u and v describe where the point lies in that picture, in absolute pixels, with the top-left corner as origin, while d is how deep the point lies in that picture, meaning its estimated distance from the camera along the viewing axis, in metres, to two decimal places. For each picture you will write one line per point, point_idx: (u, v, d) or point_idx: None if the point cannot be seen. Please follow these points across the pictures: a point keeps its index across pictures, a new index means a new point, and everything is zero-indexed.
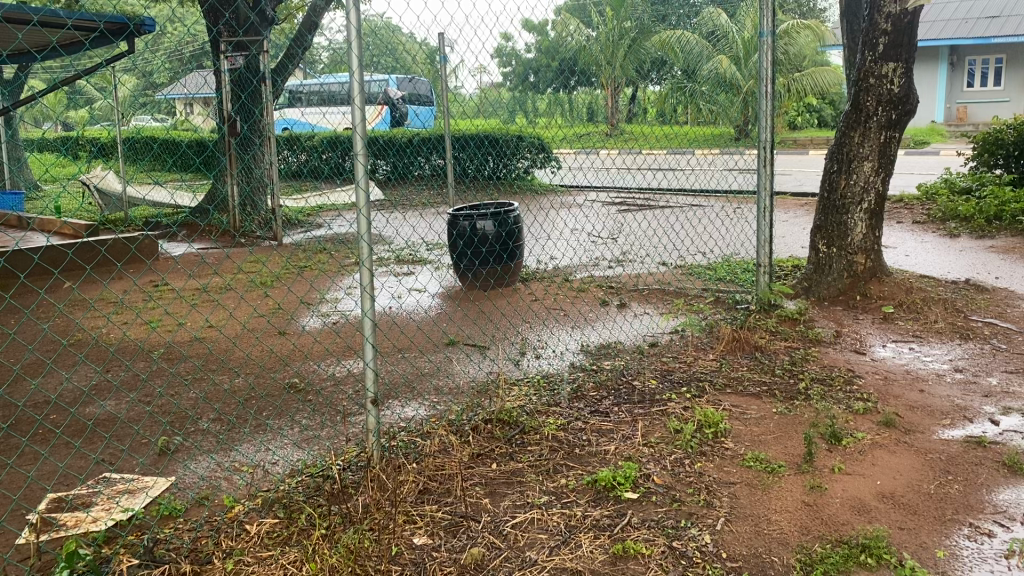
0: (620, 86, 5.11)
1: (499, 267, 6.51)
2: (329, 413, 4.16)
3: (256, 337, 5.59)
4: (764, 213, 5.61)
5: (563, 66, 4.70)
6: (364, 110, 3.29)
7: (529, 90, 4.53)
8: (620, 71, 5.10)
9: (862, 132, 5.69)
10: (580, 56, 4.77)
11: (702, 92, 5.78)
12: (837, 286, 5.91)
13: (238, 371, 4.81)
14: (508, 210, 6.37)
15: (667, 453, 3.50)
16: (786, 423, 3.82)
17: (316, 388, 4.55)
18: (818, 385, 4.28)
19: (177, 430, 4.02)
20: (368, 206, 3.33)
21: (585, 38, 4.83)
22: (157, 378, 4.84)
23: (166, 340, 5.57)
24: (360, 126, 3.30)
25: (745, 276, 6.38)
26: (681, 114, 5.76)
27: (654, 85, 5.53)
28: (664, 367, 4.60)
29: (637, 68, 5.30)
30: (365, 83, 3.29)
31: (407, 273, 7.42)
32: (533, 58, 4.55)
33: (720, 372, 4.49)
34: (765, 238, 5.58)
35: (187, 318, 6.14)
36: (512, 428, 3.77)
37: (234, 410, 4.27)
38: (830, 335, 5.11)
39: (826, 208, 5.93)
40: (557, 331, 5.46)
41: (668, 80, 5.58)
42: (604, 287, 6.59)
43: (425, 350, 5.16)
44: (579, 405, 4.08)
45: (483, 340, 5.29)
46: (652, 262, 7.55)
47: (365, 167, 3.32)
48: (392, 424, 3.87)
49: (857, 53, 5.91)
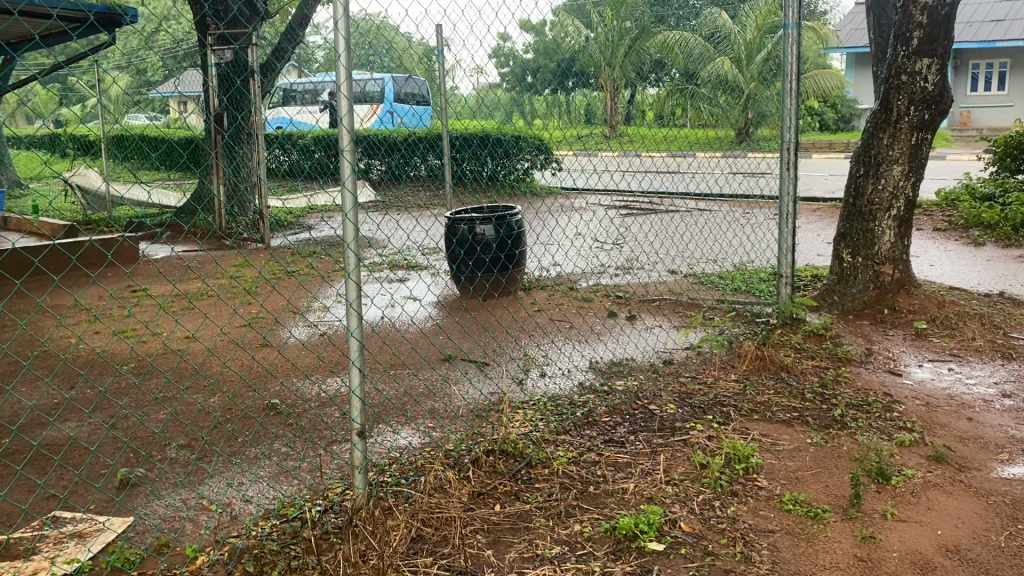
0: (620, 87, 4.65)
1: (499, 275, 6.10)
2: (312, 440, 3.73)
3: (234, 351, 5.15)
4: (786, 219, 5.21)
5: (571, 65, 4.28)
6: (352, 103, 2.87)
7: (528, 90, 4.09)
8: (621, 72, 4.63)
9: (892, 133, 5.28)
10: (578, 58, 4.32)
11: (703, 93, 5.25)
12: (863, 299, 5.50)
13: (214, 392, 4.37)
14: (509, 213, 5.98)
15: (694, 493, 3.08)
16: (824, 457, 3.40)
17: (297, 411, 4.13)
18: (855, 412, 3.87)
19: (139, 460, 3.58)
20: (355, 210, 2.91)
21: (584, 38, 4.38)
22: (125, 396, 4.39)
23: (137, 352, 5.13)
24: (348, 120, 2.87)
25: (763, 287, 5.98)
26: (680, 116, 5.18)
27: (652, 88, 4.94)
28: (684, 389, 4.17)
29: (637, 70, 4.76)
30: (351, 75, 2.87)
31: (402, 279, 7.03)
32: (532, 57, 4.09)
33: (745, 396, 4.07)
34: (786, 246, 5.19)
35: (162, 328, 5.71)
36: (517, 462, 3.35)
37: (207, 436, 3.83)
38: (860, 353, 4.71)
39: (851, 214, 5.52)
40: (563, 346, 5.05)
41: (667, 83, 5.00)
42: (611, 297, 6.18)
43: (418, 366, 4.75)
44: (592, 433, 3.66)
45: (482, 356, 4.88)
46: (659, 269, 7.15)
47: (354, 164, 2.89)
48: (381, 455, 3.44)
49: (887, 50, 5.50)
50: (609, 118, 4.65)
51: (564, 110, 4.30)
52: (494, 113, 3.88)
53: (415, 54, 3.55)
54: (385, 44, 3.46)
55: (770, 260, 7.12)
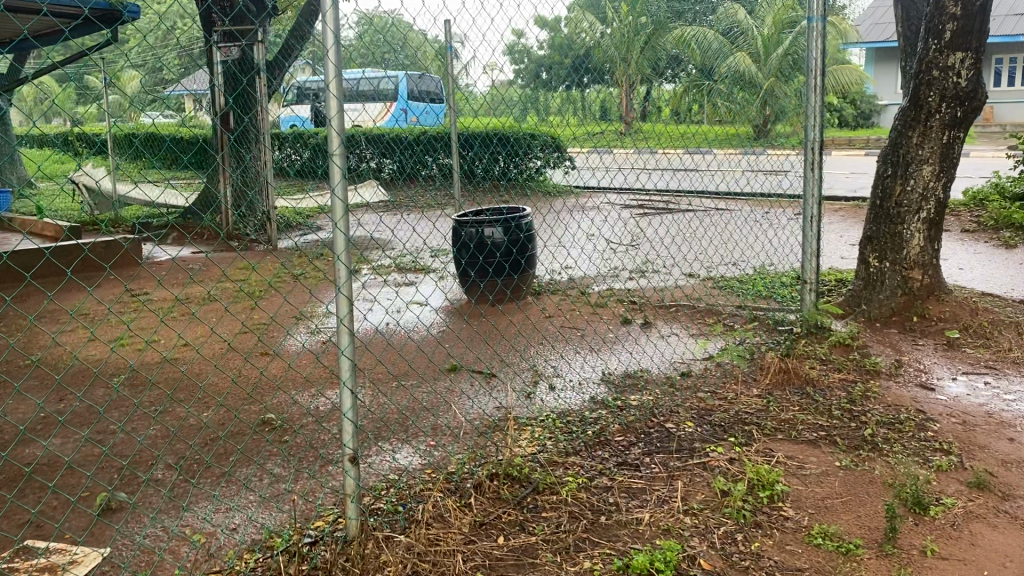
0: (636, 85, 4.39)
1: (508, 280, 5.86)
2: (306, 459, 3.52)
3: (232, 360, 4.95)
4: (811, 221, 4.94)
5: (587, 63, 4.04)
6: (342, 102, 2.63)
7: (542, 88, 3.85)
8: (637, 68, 4.36)
9: (922, 132, 5.01)
10: (593, 53, 4.07)
11: (721, 90, 4.95)
12: (890, 305, 5.23)
13: (208, 406, 4.18)
14: (519, 216, 5.74)
15: (714, 524, 2.85)
16: (855, 483, 3.16)
17: (293, 426, 3.92)
18: (886, 431, 3.61)
19: (125, 480, 3.38)
20: (347, 216, 2.68)
21: (599, 33, 4.10)
22: (117, 409, 4.19)
23: (134, 361, 4.94)
24: (337, 122, 2.64)
25: (784, 293, 5.73)
26: (696, 113, 4.89)
27: (668, 84, 4.66)
28: (702, 405, 3.93)
29: (653, 65, 4.50)
30: (342, 72, 2.63)
31: (409, 283, 6.83)
32: (546, 55, 3.86)
33: (768, 413, 3.83)
34: (811, 250, 4.95)
35: (161, 334, 5.53)
36: (523, 487, 3.12)
37: (197, 455, 3.63)
38: (890, 365, 4.44)
39: (878, 216, 5.25)
40: (575, 356, 4.83)
41: (684, 79, 4.72)
42: (625, 302, 5.94)
43: (422, 377, 4.52)
44: (604, 454, 3.43)
45: (490, 366, 4.66)
46: (675, 273, 6.89)
47: (344, 167, 2.66)
48: (378, 477, 3.23)
49: (916, 44, 5.22)
50: (624, 114, 4.41)
51: (577, 109, 4.06)
52: (505, 113, 3.67)
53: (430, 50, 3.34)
54: (391, 39, 3.23)
55: (790, 263, 6.86)
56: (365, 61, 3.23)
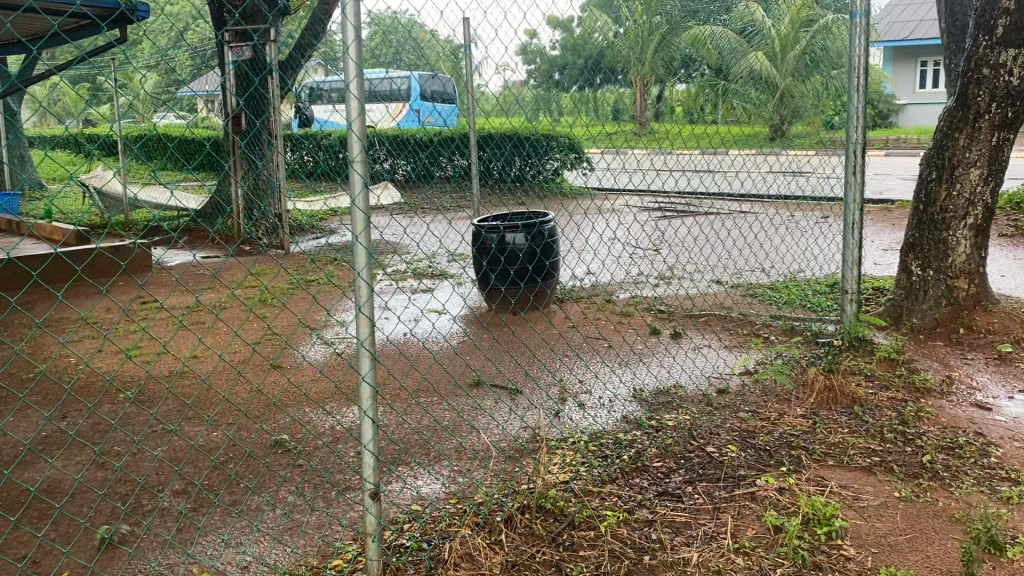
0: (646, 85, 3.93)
1: (530, 288, 5.60)
2: (324, 485, 3.30)
3: (242, 374, 4.73)
4: (852, 228, 4.69)
5: (619, 65, 3.76)
6: (363, 104, 2.38)
7: (553, 89, 3.50)
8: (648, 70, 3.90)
9: (969, 133, 4.74)
10: (605, 55, 3.69)
11: (735, 90, 4.45)
12: (934, 316, 4.96)
13: (217, 426, 3.96)
14: (541, 220, 5.51)
15: (770, 566, 2.60)
16: (919, 517, 2.90)
17: (309, 448, 3.68)
18: (946, 457, 3.35)
19: (130, 509, 3.17)
20: (368, 228, 2.43)
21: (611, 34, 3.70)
22: (123, 428, 3.98)
23: (140, 374, 4.73)
24: (358, 125, 2.39)
25: (820, 302, 5.48)
26: (709, 113, 4.35)
27: (680, 84, 4.19)
28: (744, 426, 3.69)
29: (664, 66, 4.03)
30: (363, 72, 2.38)
31: (426, 290, 6.60)
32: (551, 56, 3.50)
33: (815, 436, 3.57)
34: (851, 258, 4.68)
35: (170, 345, 5.32)
36: (558, 521, 2.88)
37: (205, 481, 3.40)
38: (940, 382, 4.18)
39: (921, 222, 4.97)
40: (603, 370, 4.58)
41: (697, 80, 4.25)
42: (652, 312, 5.68)
43: (442, 393, 4.27)
44: (643, 482, 3.18)
45: (514, 382, 4.41)
46: (702, 280, 6.62)
47: (366, 175, 2.41)
48: (400, 509, 3.00)
49: (964, 40, 4.96)
50: (637, 115, 3.97)
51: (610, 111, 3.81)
52: (528, 116, 3.42)
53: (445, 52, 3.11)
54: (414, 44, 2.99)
55: (823, 269, 6.58)
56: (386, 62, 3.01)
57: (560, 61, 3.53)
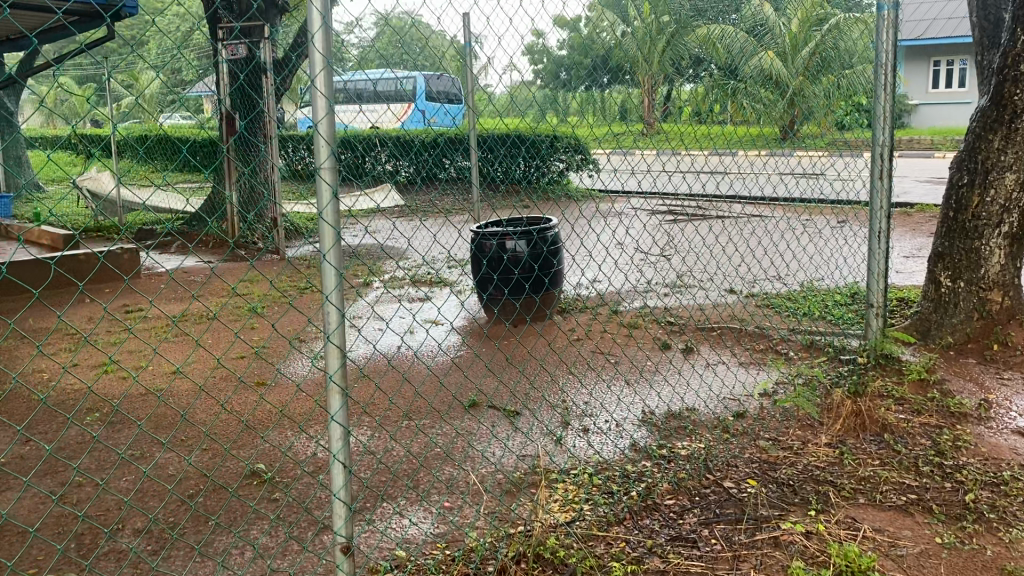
0: (651, 84, 3.56)
1: (532, 298, 5.28)
2: (300, 524, 2.99)
3: (221, 393, 4.44)
4: (879, 237, 4.34)
5: (626, 65, 3.42)
6: (331, 100, 2.05)
7: (552, 89, 3.17)
8: (656, 68, 3.54)
9: (1005, 135, 4.40)
10: (612, 53, 3.35)
11: (746, 91, 4.04)
12: (965, 331, 4.62)
13: (190, 452, 3.65)
14: (543, 227, 5.17)
15: None
16: (966, 569, 2.57)
17: (287, 479, 3.38)
18: (991, 496, 3.02)
19: (82, 551, 2.87)
20: (338, 245, 2.10)
21: (618, 31, 3.34)
22: (88, 454, 3.68)
23: (116, 393, 4.44)
24: (326, 126, 2.04)
25: (842, 315, 5.15)
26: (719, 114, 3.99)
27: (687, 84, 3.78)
28: (765, 458, 3.37)
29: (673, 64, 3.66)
30: (331, 63, 2.04)
31: (425, 299, 6.30)
32: (553, 57, 3.17)
33: (844, 469, 3.25)
34: (878, 270, 4.35)
35: (152, 360, 5.03)
36: (558, 572, 2.56)
37: (169, 515, 3.11)
38: (976, 406, 3.85)
39: (951, 231, 4.63)
40: (611, 389, 4.26)
41: (706, 79, 3.84)
42: (663, 324, 5.35)
43: (434, 416, 3.96)
44: (654, 524, 2.86)
45: (514, 403, 4.09)
46: (714, 289, 6.29)
47: (335, 184, 2.07)
48: (382, 555, 2.68)
49: (999, 35, 4.62)
50: (644, 116, 3.58)
51: (630, 110, 3.51)
52: (531, 118, 3.16)
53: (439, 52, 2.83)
54: (404, 40, 2.70)
55: (842, 279, 6.24)
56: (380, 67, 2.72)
57: (568, 60, 3.23)
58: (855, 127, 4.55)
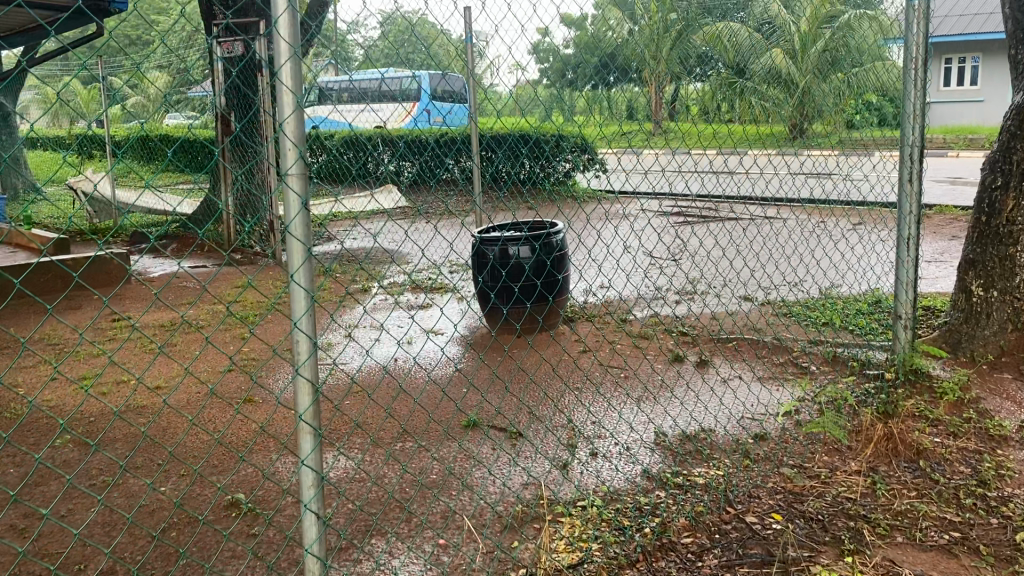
0: (664, 81, 3.27)
1: (539, 306, 5.00)
2: (280, 564, 2.72)
3: (203, 412, 4.18)
4: (907, 244, 3.99)
5: (636, 61, 3.12)
6: (300, 98, 1.76)
7: (561, 88, 2.89)
8: (667, 65, 3.25)
9: None
10: (623, 47, 3.05)
11: (767, 88, 3.74)
12: (999, 343, 4.32)
13: (167, 480, 3.39)
14: (551, 231, 4.90)
15: None
16: None
17: (269, 510, 3.11)
18: None
19: None
20: (310, 264, 1.81)
21: (627, 26, 3.05)
22: (56, 481, 3.42)
23: (93, 411, 4.18)
24: (292, 126, 1.76)
25: (865, 325, 4.86)
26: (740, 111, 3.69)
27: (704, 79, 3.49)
28: (791, 488, 3.08)
29: (688, 61, 3.36)
30: (300, 53, 1.76)
31: (425, 307, 6.03)
32: (560, 53, 2.89)
33: (878, 502, 2.96)
34: (908, 278, 4.02)
35: (135, 375, 4.77)
36: None
37: (137, 552, 2.85)
38: (1017, 429, 3.56)
39: (984, 236, 4.32)
40: (621, 408, 3.98)
41: (724, 73, 3.55)
42: (675, 334, 5.07)
43: (430, 438, 3.69)
44: (671, 569, 2.57)
45: (518, 423, 3.82)
46: (728, 296, 6.00)
47: (304, 193, 1.78)
48: None
49: None
50: (657, 115, 3.29)
51: (638, 108, 3.21)
52: (536, 117, 2.89)
53: (433, 44, 2.53)
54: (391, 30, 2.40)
55: (862, 286, 5.94)
56: (379, 68, 2.47)
57: (576, 58, 2.91)
58: (866, 125, 4.22)
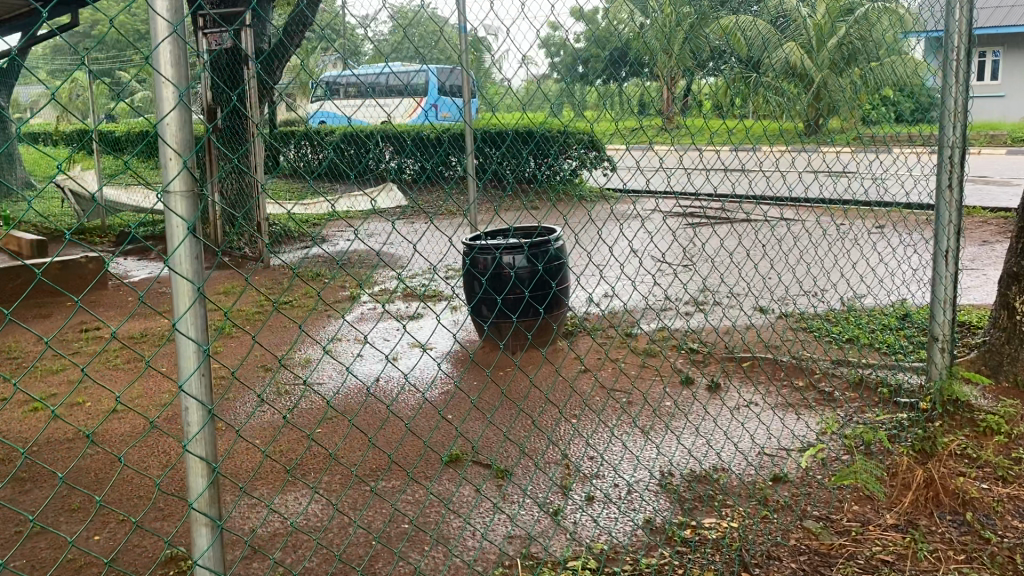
0: (673, 74, 2.82)
1: (535, 320, 4.59)
2: None
3: (161, 440, 3.81)
4: (945, 259, 3.53)
5: (643, 55, 2.68)
6: (183, 90, 1.33)
7: (566, 81, 2.45)
8: (678, 54, 2.79)
9: None
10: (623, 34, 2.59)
11: (792, 84, 3.27)
12: None
13: (103, 525, 3.01)
14: (548, 239, 4.47)
15: None
16: None
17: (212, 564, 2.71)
18: None
19: None
20: (202, 306, 1.39)
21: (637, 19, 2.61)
22: None
23: (41, 441, 3.82)
24: (174, 128, 1.33)
25: (894, 344, 4.41)
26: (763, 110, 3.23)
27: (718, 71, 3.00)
28: (815, 546, 2.66)
29: (702, 50, 2.90)
30: (185, 32, 1.33)
31: (416, 320, 5.64)
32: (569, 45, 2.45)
33: (917, 565, 2.53)
34: (946, 296, 3.55)
35: (96, 397, 4.41)
36: None
37: None
38: None
39: None
40: (623, 442, 3.56)
41: (745, 66, 3.07)
42: (685, 352, 4.63)
43: (405, 477, 3.28)
44: None
45: (507, 460, 3.40)
46: (743, 309, 5.56)
47: (191, 215, 1.36)
48: None
49: None
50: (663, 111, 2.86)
51: (649, 103, 2.74)
52: (544, 114, 2.47)
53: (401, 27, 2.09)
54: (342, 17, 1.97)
55: (887, 298, 5.48)
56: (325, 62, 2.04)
57: (585, 53, 2.46)
58: (892, 122, 3.72)
